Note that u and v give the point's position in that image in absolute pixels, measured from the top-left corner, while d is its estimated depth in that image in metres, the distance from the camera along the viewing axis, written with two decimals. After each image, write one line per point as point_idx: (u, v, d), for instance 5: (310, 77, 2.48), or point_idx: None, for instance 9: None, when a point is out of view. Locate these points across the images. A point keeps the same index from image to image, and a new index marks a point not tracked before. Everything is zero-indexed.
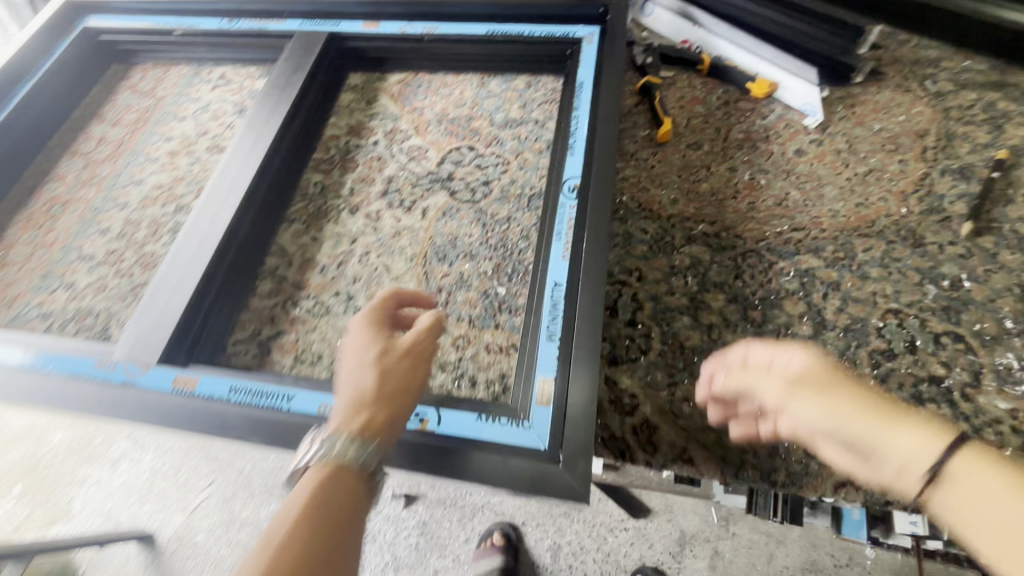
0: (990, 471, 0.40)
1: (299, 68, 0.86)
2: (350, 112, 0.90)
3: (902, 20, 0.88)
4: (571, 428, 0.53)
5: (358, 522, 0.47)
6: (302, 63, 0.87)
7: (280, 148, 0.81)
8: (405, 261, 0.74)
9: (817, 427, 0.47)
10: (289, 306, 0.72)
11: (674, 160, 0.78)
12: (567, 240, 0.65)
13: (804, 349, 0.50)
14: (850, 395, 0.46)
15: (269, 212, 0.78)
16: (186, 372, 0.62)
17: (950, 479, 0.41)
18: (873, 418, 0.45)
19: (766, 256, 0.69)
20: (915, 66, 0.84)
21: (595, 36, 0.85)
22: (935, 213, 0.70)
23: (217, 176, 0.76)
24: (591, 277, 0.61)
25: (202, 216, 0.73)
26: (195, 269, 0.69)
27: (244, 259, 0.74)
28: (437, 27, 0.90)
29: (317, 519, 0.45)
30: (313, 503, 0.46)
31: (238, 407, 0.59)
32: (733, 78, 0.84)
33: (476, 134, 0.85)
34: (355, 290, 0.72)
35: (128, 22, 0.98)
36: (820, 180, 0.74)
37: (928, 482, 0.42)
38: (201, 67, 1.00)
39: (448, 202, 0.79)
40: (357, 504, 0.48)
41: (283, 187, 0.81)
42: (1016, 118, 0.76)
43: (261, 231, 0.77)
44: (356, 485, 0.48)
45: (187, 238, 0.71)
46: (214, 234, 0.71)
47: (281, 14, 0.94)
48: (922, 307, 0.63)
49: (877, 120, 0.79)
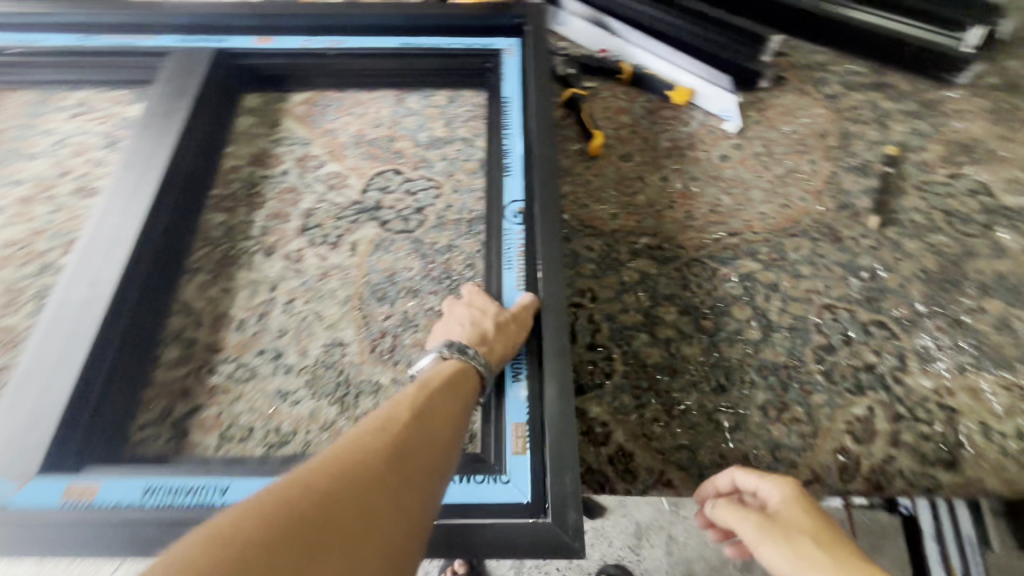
0: None
1: (183, 91, 0.75)
2: (250, 139, 0.80)
3: (792, 27, 0.94)
4: (554, 476, 0.50)
5: (438, 446, 0.45)
6: (186, 86, 0.75)
7: (171, 188, 0.69)
8: (338, 305, 0.66)
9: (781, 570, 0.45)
10: (204, 373, 0.62)
11: (609, 172, 0.78)
12: (519, 268, 0.63)
13: (784, 485, 0.50)
14: (816, 538, 0.45)
15: (166, 264, 0.67)
16: (79, 479, 0.51)
17: None
18: (829, 561, 0.43)
19: (709, 263, 0.70)
20: (809, 71, 0.90)
21: (515, 48, 0.82)
22: (847, 209, 0.75)
23: (92, 230, 0.64)
24: (552, 308, 0.59)
25: (78, 280, 0.60)
26: (77, 349, 0.56)
27: (140, 325, 0.62)
28: (343, 41, 0.82)
29: (400, 428, 0.43)
30: (402, 415, 0.45)
31: (154, 514, 0.49)
32: (653, 87, 0.85)
33: (401, 156, 0.79)
34: (284, 345, 0.63)
35: None
36: (745, 184, 0.77)
37: None
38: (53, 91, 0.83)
39: (379, 234, 0.72)
40: (440, 431, 0.46)
41: (179, 232, 0.69)
42: (896, 116, 0.85)
43: (158, 287, 0.66)
44: (440, 414, 0.47)
45: (61, 311, 0.58)
46: (97, 301, 0.59)
47: (151, 28, 0.81)
48: (850, 299, 0.68)
49: (786, 123, 0.84)
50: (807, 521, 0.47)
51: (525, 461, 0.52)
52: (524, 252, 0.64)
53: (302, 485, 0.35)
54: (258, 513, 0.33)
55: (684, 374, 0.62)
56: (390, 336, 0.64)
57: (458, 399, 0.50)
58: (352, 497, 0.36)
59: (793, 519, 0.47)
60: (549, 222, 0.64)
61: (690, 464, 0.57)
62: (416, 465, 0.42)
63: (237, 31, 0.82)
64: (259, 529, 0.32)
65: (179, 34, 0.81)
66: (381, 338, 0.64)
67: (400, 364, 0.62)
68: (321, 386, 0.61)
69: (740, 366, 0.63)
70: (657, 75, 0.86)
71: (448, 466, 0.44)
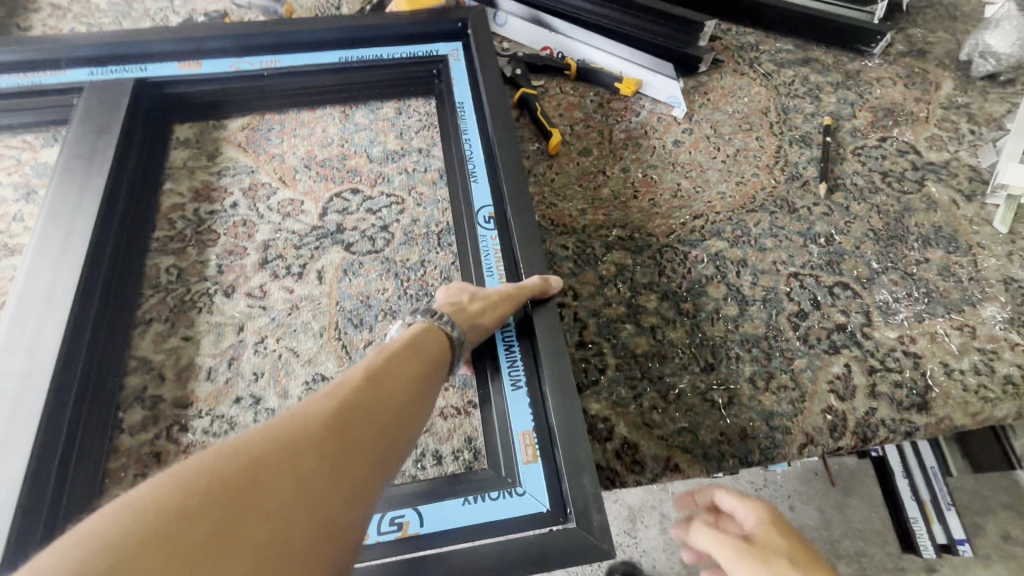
0: None
1: (106, 129, 0.68)
2: (188, 172, 0.74)
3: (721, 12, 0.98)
4: (572, 480, 0.50)
5: (397, 407, 0.43)
6: (107, 122, 0.69)
7: (107, 236, 0.63)
8: (314, 338, 0.63)
9: None
10: (177, 432, 0.57)
11: (570, 169, 0.78)
12: (501, 274, 0.62)
13: (762, 505, 0.47)
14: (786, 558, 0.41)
15: (112, 319, 0.61)
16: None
17: None
18: None
19: (679, 248, 0.72)
20: (742, 52, 0.94)
21: (459, 52, 0.81)
22: (796, 180, 0.79)
23: (19, 291, 0.57)
24: (544, 309, 0.58)
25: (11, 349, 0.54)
26: (22, 427, 0.50)
27: (92, 390, 0.56)
28: (277, 60, 0.78)
29: (358, 388, 0.42)
30: (363, 376, 0.44)
31: None
32: (601, 80, 0.86)
33: (356, 173, 0.76)
34: (261, 389, 0.59)
35: None
36: (701, 166, 0.80)
37: None
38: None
39: (346, 257, 0.69)
40: (405, 393, 0.45)
41: (123, 282, 0.63)
42: (825, 89, 0.90)
43: (108, 345, 0.59)
44: (404, 377, 0.45)
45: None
46: (38, 370, 0.53)
47: (57, 62, 0.73)
48: (813, 265, 0.71)
49: (729, 104, 0.87)
50: (784, 543, 0.43)
51: (537, 469, 0.51)
52: (503, 259, 0.63)
53: (240, 450, 0.35)
54: (191, 480, 0.32)
55: (674, 358, 0.64)
56: None
57: (426, 361, 0.49)
58: (290, 465, 0.35)
59: (767, 540, 0.43)
60: (523, 225, 0.63)
61: (693, 446, 0.58)
62: (367, 438, 0.40)
63: (157, 58, 0.75)
64: (184, 499, 0.31)
65: (91, 67, 0.74)
66: None
67: None
68: None
69: (724, 342, 0.65)
70: (603, 69, 0.87)
71: (409, 432, 0.43)
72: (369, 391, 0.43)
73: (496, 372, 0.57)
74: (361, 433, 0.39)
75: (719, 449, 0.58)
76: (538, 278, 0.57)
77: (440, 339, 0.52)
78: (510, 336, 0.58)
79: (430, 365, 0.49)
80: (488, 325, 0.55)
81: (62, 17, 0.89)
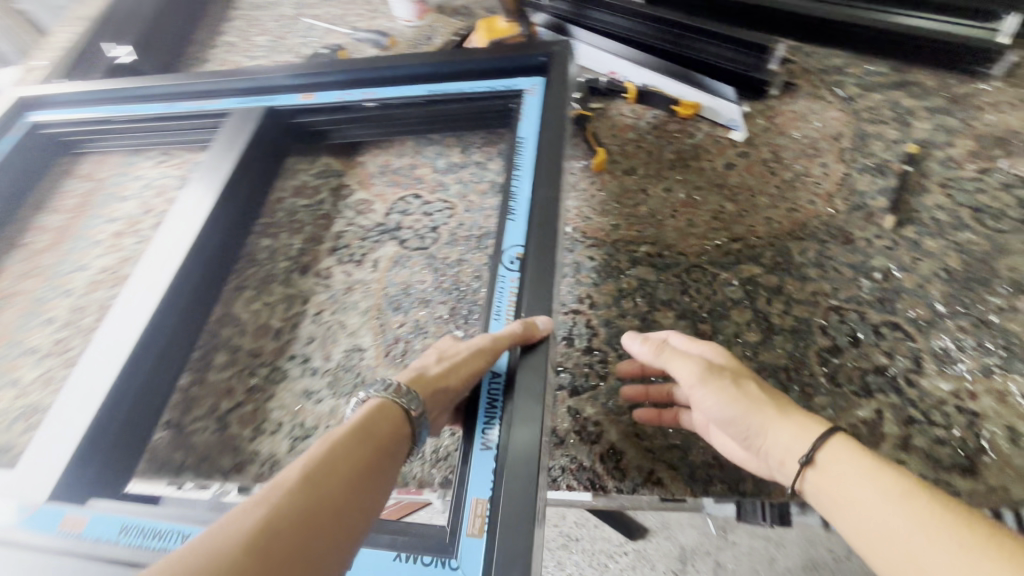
0: (857, 456, 0.45)
1: (231, 150, 0.83)
2: (293, 174, 0.92)
3: (807, 33, 0.94)
4: (505, 564, 0.48)
5: (343, 506, 0.42)
6: (235, 139, 0.84)
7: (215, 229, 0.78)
8: (359, 315, 0.74)
9: (719, 415, 0.52)
10: (246, 375, 0.71)
11: (612, 186, 0.81)
12: (506, 318, 0.64)
13: (714, 345, 0.57)
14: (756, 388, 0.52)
15: (201, 299, 0.76)
16: (77, 511, 0.58)
17: (823, 465, 0.46)
18: (770, 409, 0.50)
19: (709, 269, 0.71)
20: (824, 75, 0.89)
21: (538, 87, 0.83)
22: (860, 210, 0.74)
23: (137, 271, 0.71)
24: (532, 368, 0.58)
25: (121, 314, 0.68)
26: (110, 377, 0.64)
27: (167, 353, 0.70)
28: (374, 93, 0.87)
29: (302, 486, 0.41)
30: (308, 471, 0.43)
31: (128, 551, 0.54)
32: (659, 102, 0.88)
33: (421, 181, 0.87)
34: (311, 351, 0.72)
35: (72, 114, 0.96)
36: (751, 190, 0.78)
37: (807, 466, 0.47)
38: (143, 154, 1.00)
39: (398, 251, 0.80)
40: (353, 487, 0.44)
41: (216, 267, 0.79)
42: (919, 114, 0.82)
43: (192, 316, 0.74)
44: (351, 470, 0.45)
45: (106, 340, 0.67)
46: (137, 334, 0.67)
47: (221, 93, 0.93)
48: (859, 301, 0.66)
49: (797, 128, 0.83)
50: (740, 369, 0.54)
51: (475, 546, 0.50)
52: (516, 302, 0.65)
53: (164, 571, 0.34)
54: None
55: None
56: (403, 341, 0.70)
57: (377, 448, 0.48)
58: None
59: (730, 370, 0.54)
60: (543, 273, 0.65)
61: (680, 463, 0.58)
62: (309, 541, 0.39)
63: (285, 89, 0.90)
64: None
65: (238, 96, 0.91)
66: (395, 343, 0.70)
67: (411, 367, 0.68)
68: (341, 387, 0.68)
69: None
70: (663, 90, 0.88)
71: (354, 530, 0.42)
72: (322, 473, 0.43)
73: (469, 426, 0.58)
74: (300, 538, 0.39)
75: (708, 473, 0.57)
76: (522, 322, 0.59)
77: (397, 414, 0.52)
78: (496, 390, 0.59)
79: (388, 441, 0.50)
80: (467, 377, 0.57)
81: (232, 51, 1.15)
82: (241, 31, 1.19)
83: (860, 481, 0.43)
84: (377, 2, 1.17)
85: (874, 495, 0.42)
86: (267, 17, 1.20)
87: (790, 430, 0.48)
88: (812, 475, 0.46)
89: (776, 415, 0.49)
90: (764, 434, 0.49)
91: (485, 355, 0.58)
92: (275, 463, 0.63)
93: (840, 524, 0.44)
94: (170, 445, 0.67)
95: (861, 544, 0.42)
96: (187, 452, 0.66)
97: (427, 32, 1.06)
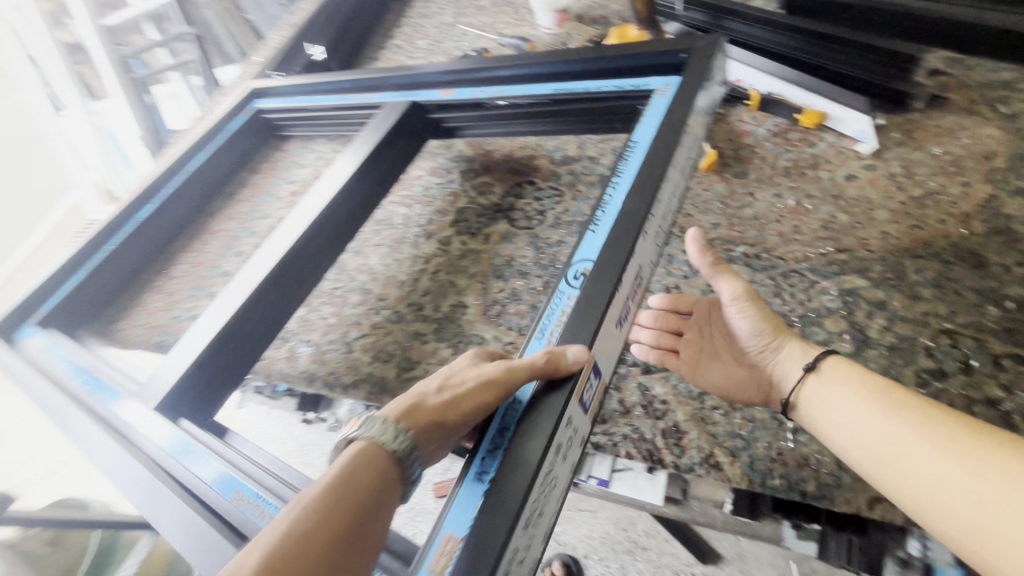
0: (856, 370, 0.57)
1: (377, 133, 0.96)
2: (432, 156, 1.07)
3: (968, 47, 0.85)
4: None
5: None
6: (383, 124, 0.97)
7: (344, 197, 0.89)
8: (467, 278, 0.85)
9: (746, 330, 0.65)
10: (372, 313, 0.86)
11: (719, 188, 0.83)
12: (550, 339, 0.59)
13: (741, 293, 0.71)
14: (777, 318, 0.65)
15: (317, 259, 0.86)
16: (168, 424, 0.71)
17: (826, 372, 0.58)
18: (788, 333, 0.63)
19: (808, 275, 0.70)
20: (985, 90, 0.82)
21: (668, 87, 0.80)
22: (1000, 235, 0.68)
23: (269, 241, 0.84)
24: (553, 405, 0.51)
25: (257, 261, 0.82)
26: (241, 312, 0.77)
27: (281, 300, 0.82)
28: (502, 90, 0.95)
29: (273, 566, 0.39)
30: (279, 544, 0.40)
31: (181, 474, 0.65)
32: (782, 110, 0.87)
33: (537, 170, 0.96)
34: (425, 302, 0.84)
35: (278, 102, 1.20)
36: (871, 203, 0.75)
37: (810, 372, 0.59)
38: (321, 137, 1.22)
39: (508, 229, 0.90)
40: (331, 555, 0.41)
41: (341, 233, 0.89)
42: None
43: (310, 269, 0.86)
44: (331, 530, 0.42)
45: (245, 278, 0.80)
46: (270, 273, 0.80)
47: (379, 88, 1.08)
48: (980, 328, 0.61)
49: (938, 144, 0.78)
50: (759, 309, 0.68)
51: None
52: (562, 324, 0.58)
53: None
54: None
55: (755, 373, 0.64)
56: (500, 304, 0.80)
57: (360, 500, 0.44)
58: None
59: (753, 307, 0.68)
60: (598, 296, 0.58)
61: (741, 452, 0.60)
62: None
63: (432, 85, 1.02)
64: None
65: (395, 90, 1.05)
66: (493, 304, 0.80)
67: (504, 326, 0.78)
68: (444, 334, 0.79)
69: None
70: (788, 100, 0.87)
71: None
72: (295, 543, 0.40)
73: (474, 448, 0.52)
74: None
75: (769, 466, 0.58)
76: (547, 353, 0.52)
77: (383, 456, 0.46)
78: (511, 418, 0.53)
79: (376, 489, 0.45)
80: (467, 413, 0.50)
81: (399, 52, 1.35)
82: (408, 36, 1.39)
83: (853, 381, 0.56)
84: (523, 12, 1.30)
85: (857, 396, 0.54)
86: (429, 25, 1.40)
87: (801, 355, 0.61)
88: (812, 382, 0.58)
89: (795, 340, 0.63)
90: (777, 351, 0.63)
91: (493, 388, 0.52)
92: (384, 385, 0.77)
93: (826, 427, 0.56)
94: (308, 358, 0.83)
95: (834, 424, 0.55)
96: (319, 366, 0.82)
97: (563, 38, 1.15)
